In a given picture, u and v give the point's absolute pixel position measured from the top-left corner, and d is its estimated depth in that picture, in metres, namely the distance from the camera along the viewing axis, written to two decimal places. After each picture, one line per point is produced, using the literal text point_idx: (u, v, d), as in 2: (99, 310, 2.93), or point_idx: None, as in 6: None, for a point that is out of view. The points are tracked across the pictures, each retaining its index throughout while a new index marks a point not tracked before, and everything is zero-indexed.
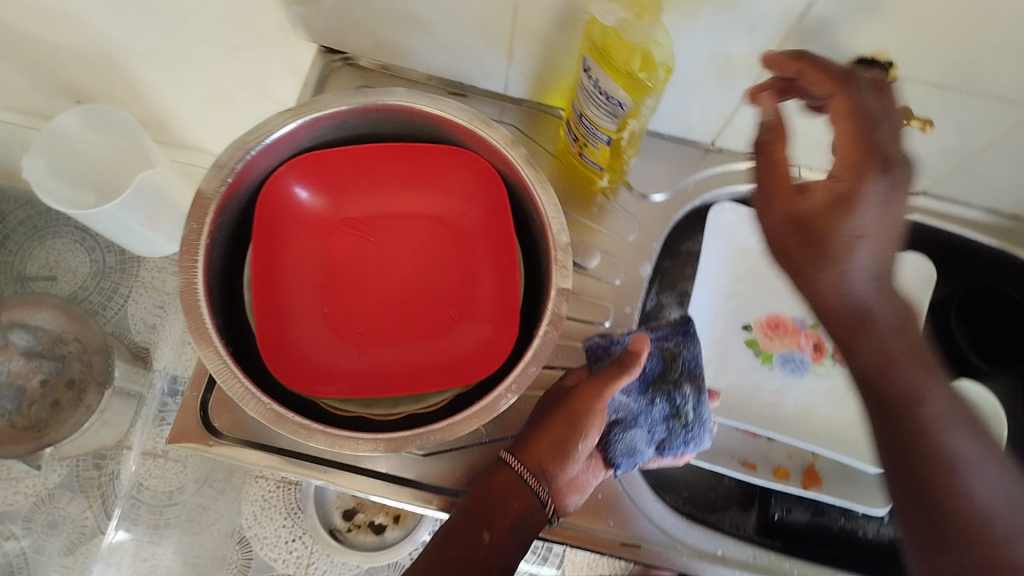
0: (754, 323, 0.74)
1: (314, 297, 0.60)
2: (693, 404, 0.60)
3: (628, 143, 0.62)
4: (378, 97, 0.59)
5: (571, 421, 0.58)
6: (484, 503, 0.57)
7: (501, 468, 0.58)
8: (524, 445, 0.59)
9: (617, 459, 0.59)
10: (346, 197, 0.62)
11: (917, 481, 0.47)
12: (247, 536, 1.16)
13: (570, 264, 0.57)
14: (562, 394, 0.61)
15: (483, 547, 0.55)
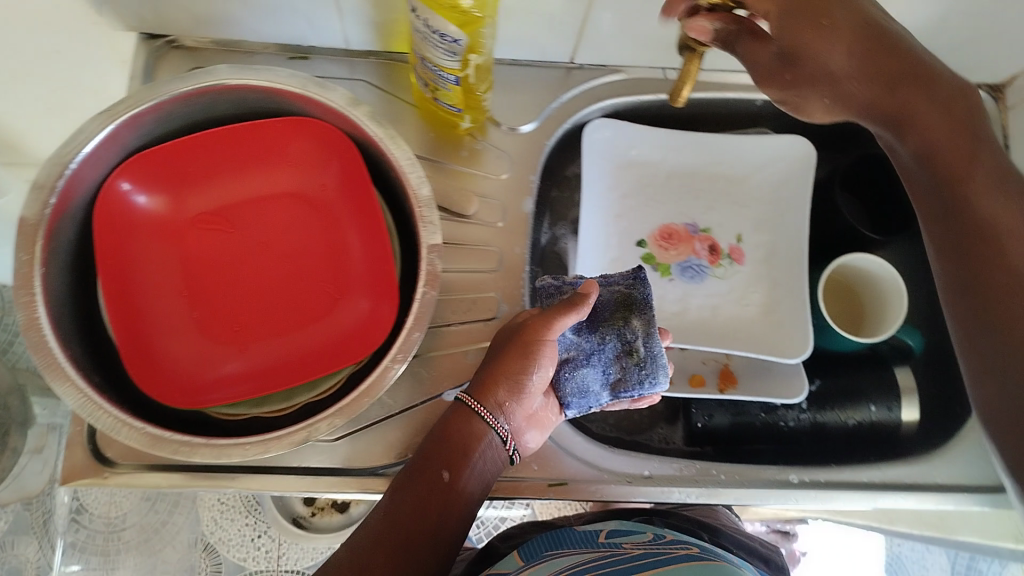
0: (647, 238, 0.73)
1: (180, 302, 0.57)
2: (644, 340, 0.57)
3: (477, 77, 0.59)
4: (200, 80, 0.55)
5: (524, 355, 0.54)
6: (436, 447, 0.54)
7: (458, 407, 0.56)
8: (478, 382, 0.56)
9: (568, 398, 0.58)
10: (191, 192, 0.58)
11: (966, 255, 0.50)
12: (211, 542, 1.06)
13: (436, 219, 0.55)
14: (514, 323, 0.58)
15: (443, 487, 0.53)
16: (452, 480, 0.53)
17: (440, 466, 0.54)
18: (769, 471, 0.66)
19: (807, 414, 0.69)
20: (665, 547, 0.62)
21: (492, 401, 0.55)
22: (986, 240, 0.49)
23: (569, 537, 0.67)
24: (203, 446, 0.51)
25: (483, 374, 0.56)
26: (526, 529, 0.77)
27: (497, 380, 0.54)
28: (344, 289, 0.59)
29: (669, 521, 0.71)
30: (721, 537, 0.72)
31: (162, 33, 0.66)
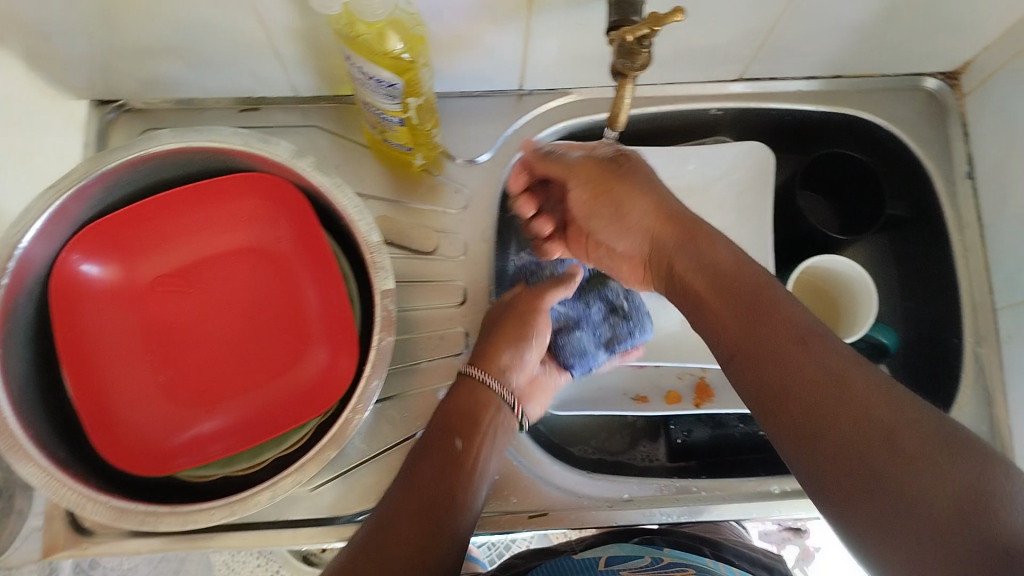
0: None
1: (143, 370, 0.57)
2: (626, 297, 0.67)
3: (423, 116, 0.59)
4: (142, 146, 0.55)
5: (520, 324, 0.61)
6: (445, 418, 0.56)
7: (464, 381, 0.59)
8: (479, 352, 0.61)
9: (569, 361, 0.66)
10: (144, 258, 0.58)
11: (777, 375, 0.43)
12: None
13: (388, 263, 0.55)
14: (504, 300, 0.64)
15: (457, 454, 0.54)
16: (464, 447, 0.55)
17: (452, 435, 0.55)
18: (750, 483, 0.66)
19: None
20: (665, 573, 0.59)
21: (496, 366, 0.60)
22: (782, 348, 0.44)
23: (569, 565, 0.64)
24: (170, 515, 0.50)
25: (484, 346, 0.61)
26: (528, 556, 0.74)
27: (502, 344, 0.60)
28: (304, 339, 0.58)
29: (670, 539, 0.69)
30: (721, 548, 0.70)
31: (112, 99, 0.66)
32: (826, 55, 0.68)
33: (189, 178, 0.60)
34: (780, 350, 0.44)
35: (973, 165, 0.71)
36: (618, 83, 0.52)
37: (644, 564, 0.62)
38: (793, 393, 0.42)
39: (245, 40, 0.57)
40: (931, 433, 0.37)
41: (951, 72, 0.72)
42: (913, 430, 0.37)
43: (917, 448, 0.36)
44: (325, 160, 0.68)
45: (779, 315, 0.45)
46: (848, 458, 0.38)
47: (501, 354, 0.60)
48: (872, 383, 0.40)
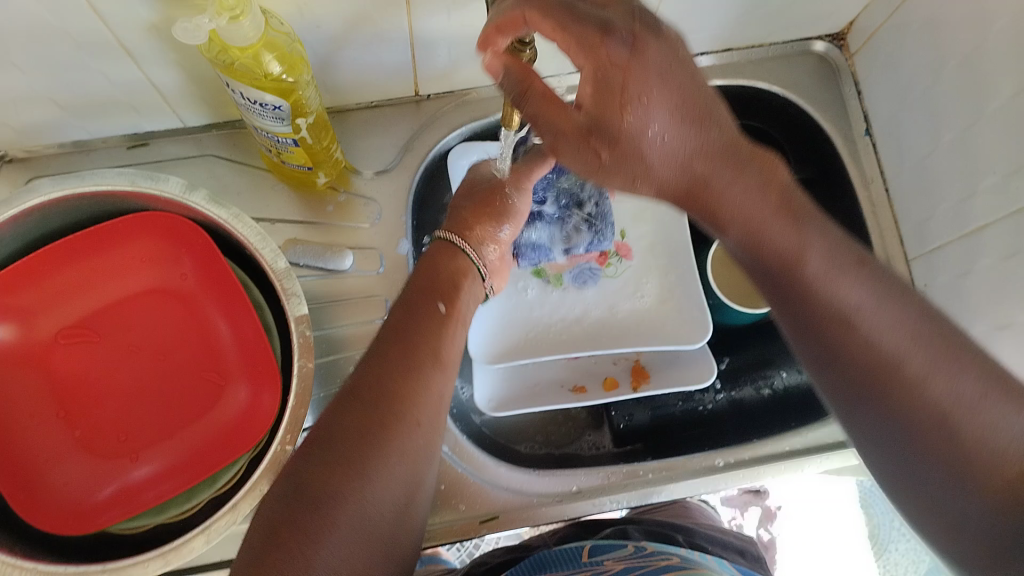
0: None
1: (57, 428, 0.54)
2: (596, 200, 0.69)
3: (316, 134, 0.58)
4: (25, 198, 0.52)
5: (500, 199, 0.62)
6: (431, 279, 0.55)
7: (443, 247, 0.59)
8: (456, 223, 0.61)
9: (522, 251, 0.70)
10: (42, 312, 0.55)
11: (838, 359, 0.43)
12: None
13: (299, 288, 0.54)
14: (482, 175, 0.64)
15: (440, 318, 0.52)
16: (445, 314, 0.53)
17: (434, 298, 0.53)
18: (696, 459, 0.66)
19: (723, 394, 0.72)
20: (646, 561, 0.59)
21: (472, 238, 0.60)
22: (840, 325, 0.43)
23: (553, 557, 0.64)
24: (102, 572, 0.49)
25: (462, 217, 0.61)
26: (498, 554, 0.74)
27: (479, 216, 0.61)
28: (223, 375, 0.57)
29: (645, 528, 0.70)
30: (695, 534, 0.71)
31: None
32: (714, 29, 0.68)
33: (80, 225, 0.57)
34: (836, 326, 0.43)
35: (870, 122, 0.72)
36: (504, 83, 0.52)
37: (627, 553, 0.62)
38: (858, 376, 0.43)
39: (121, 77, 0.56)
40: (985, 415, 0.39)
41: (837, 33, 0.73)
42: (975, 415, 0.39)
43: (985, 442, 0.39)
44: (227, 189, 0.66)
45: (830, 287, 0.43)
46: (909, 441, 0.41)
47: (477, 229, 0.61)
48: (922, 357, 0.41)
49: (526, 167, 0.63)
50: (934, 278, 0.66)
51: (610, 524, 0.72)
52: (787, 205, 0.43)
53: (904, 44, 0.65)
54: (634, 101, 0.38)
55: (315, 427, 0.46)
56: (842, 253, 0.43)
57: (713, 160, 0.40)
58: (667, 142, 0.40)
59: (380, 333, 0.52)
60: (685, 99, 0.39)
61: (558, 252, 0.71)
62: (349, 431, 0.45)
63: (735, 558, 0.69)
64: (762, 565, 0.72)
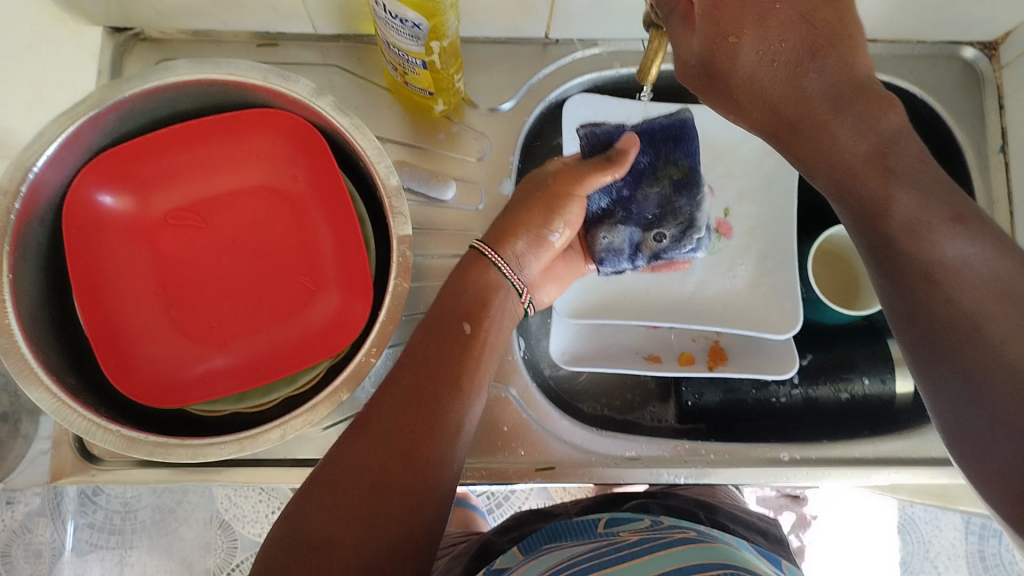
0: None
1: (155, 303, 0.56)
2: (689, 203, 0.64)
3: (446, 61, 0.57)
4: (158, 76, 0.54)
5: (547, 207, 0.59)
6: (459, 297, 0.55)
7: (474, 259, 0.58)
8: (494, 233, 0.59)
9: (601, 258, 0.65)
10: (157, 190, 0.57)
11: (907, 307, 0.43)
12: (228, 519, 0.96)
13: (406, 208, 0.54)
14: (543, 174, 0.61)
15: (465, 341, 0.53)
16: (474, 336, 0.53)
17: (461, 318, 0.53)
18: (760, 449, 0.66)
19: (799, 389, 0.69)
20: (661, 533, 0.59)
21: (506, 248, 0.58)
22: (913, 274, 0.42)
23: (566, 529, 0.64)
24: (180, 447, 0.51)
25: (501, 225, 0.59)
26: (527, 519, 0.74)
27: (522, 224, 0.59)
28: (318, 281, 0.58)
29: (665, 504, 0.69)
30: (717, 513, 0.70)
31: (127, 26, 0.65)
32: (864, 17, 0.66)
33: (204, 111, 0.59)
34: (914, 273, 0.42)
35: (1006, 139, 0.69)
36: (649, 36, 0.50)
37: (642, 526, 0.62)
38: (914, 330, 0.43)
39: None
40: None
41: (990, 42, 0.70)
42: None
43: None
44: (344, 101, 0.66)
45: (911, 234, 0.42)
46: (976, 404, 0.39)
47: (517, 239, 0.58)
48: None
49: (587, 173, 0.60)
50: None
51: (634, 498, 0.71)
52: (880, 159, 0.44)
53: None
54: (727, 37, 0.43)
55: (331, 455, 0.47)
56: (935, 194, 0.42)
57: (808, 100, 0.45)
58: (760, 73, 0.44)
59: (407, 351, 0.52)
60: (789, 33, 0.44)
61: (639, 264, 0.65)
62: (370, 435, 0.47)
63: (758, 537, 0.69)
64: (785, 547, 0.71)
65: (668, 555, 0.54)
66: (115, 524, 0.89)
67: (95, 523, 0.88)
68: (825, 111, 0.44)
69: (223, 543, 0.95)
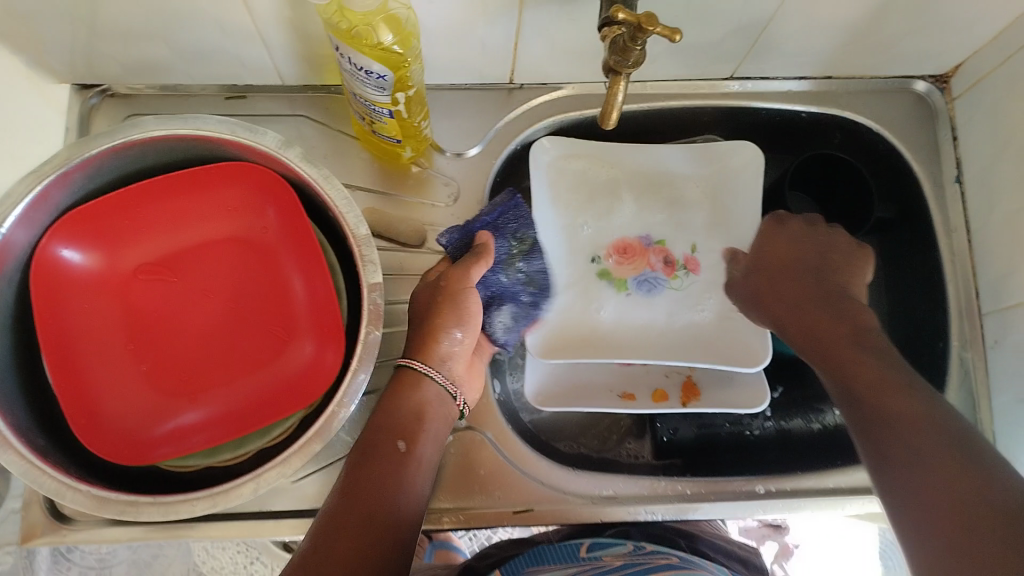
0: (600, 252, 0.73)
1: (125, 360, 0.56)
2: (541, 269, 0.69)
3: (412, 109, 0.58)
4: (126, 133, 0.54)
5: (455, 309, 0.59)
6: (390, 416, 0.54)
7: (403, 374, 0.57)
8: (417, 342, 0.59)
9: (500, 339, 0.65)
10: (125, 245, 0.57)
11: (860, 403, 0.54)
12: (205, 572, 0.97)
13: (377, 256, 0.55)
14: (433, 284, 0.61)
15: (401, 458, 0.53)
16: (409, 451, 0.53)
17: (397, 437, 0.54)
18: (736, 483, 0.66)
19: (772, 422, 0.72)
20: (643, 559, 0.60)
21: (435, 356, 0.58)
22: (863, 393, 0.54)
23: (551, 553, 0.64)
24: (151, 505, 0.50)
25: (422, 331, 0.59)
26: (505, 545, 0.74)
27: (440, 326, 0.58)
28: (290, 331, 0.58)
29: (647, 532, 0.70)
30: (698, 540, 0.71)
31: (94, 83, 0.65)
32: (820, 55, 0.67)
33: (172, 165, 0.59)
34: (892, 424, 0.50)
35: (961, 169, 0.71)
36: (612, 80, 0.52)
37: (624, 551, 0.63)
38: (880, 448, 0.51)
39: (231, 27, 0.57)
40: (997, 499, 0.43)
41: (941, 75, 0.72)
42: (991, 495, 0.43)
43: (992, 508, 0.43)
44: (312, 150, 0.67)
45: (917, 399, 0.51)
46: (894, 455, 0.49)
47: (440, 343, 0.58)
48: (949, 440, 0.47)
49: (464, 265, 0.60)
50: (1006, 335, 0.65)
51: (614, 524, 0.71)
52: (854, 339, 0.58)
53: (1009, 95, 0.64)
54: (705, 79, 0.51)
55: (314, 531, 0.47)
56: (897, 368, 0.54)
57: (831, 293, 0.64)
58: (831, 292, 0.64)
59: (349, 465, 0.52)
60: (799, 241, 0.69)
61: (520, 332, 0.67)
62: (342, 551, 0.46)
63: (736, 566, 0.70)
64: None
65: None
66: None
67: None
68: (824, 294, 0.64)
69: None
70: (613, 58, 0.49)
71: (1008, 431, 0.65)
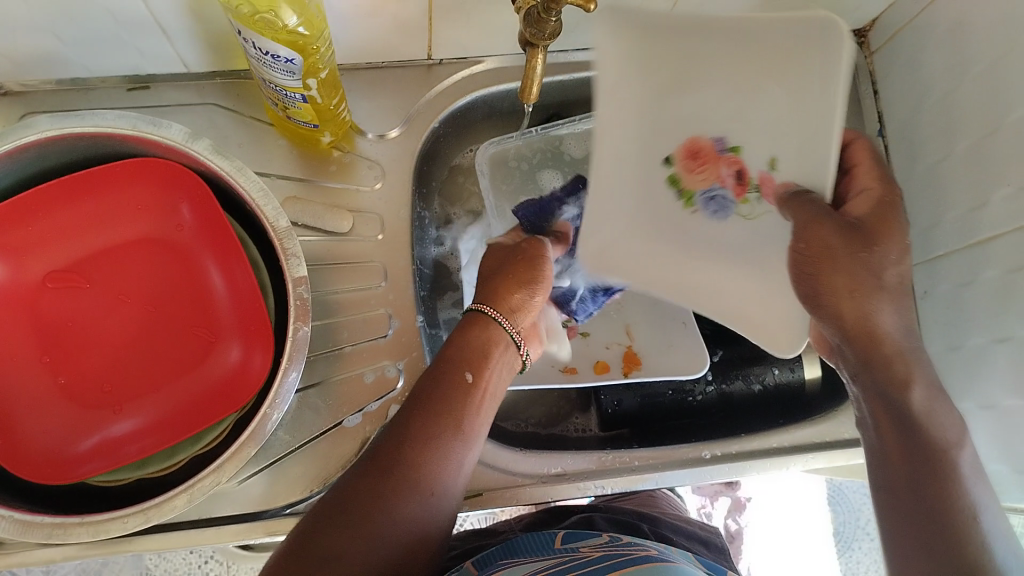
0: (671, 154, 0.62)
1: (42, 375, 0.53)
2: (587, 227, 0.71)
3: (326, 92, 0.56)
4: (20, 135, 0.51)
5: (529, 269, 0.60)
6: (463, 348, 0.56)
7: (476, 318, 0.58)
8: (491, 289, 0.60)
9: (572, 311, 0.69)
10: (30, 254, 0.54)
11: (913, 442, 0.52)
12: (160, 574, 0.92)
13: (299, 249, 0.53)
14: (509, 250, 0.62)
15: (466, 390, 0.54)
16: (473, 386, 0.55)
17: (462, 369, 0.55)
18: (682, 450, 0.66)
19: (713, 387, 0.70)
20: (625, 550, 0.58)
21: (506, 305, 0.59)
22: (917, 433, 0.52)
23: (522, 545, 0.62)
24: (79, 525, 0.48)
25: (500, 282, 0.60)
26: (468, 538, 0.73)
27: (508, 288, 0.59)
28: (214, 332, 0.56)
29: (610, 518, 0.71)
30: (659, 524, 0.73)
31: None
32: None
33: (73, 164, 0.55)
34: (925, 481, 0.51)
35: (883, 122, 0.71)
36: (530, 52, 0.51)
37: (600, 541, 0.62)
38: (895, 481, 0.52)
39: (125, 15, 0.54)
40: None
41: (860, 29, 0.72)
42: None
43: None
44: (227, 140, 0.64)
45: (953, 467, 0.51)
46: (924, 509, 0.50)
47: (513, 295, 0.59)
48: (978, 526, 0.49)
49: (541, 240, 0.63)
50: (933, 286, 0.66)
51: (576, 512, 0.73)
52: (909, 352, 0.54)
53: (926, 47, 0.64)
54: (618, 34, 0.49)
55: (355, 467, 0.51)
56: (941, 425, 0.52)
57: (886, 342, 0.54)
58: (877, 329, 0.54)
59: (415, 392, 0.54)
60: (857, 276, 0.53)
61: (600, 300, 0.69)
62: (373, 489, 0.49)
63: (698, 547, 0.71)
64: (726, 556, 0.74)
65: (642, 570, 0.52)
66: None
67: None
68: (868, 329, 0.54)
69: None
70: (530, 33, 0.48)
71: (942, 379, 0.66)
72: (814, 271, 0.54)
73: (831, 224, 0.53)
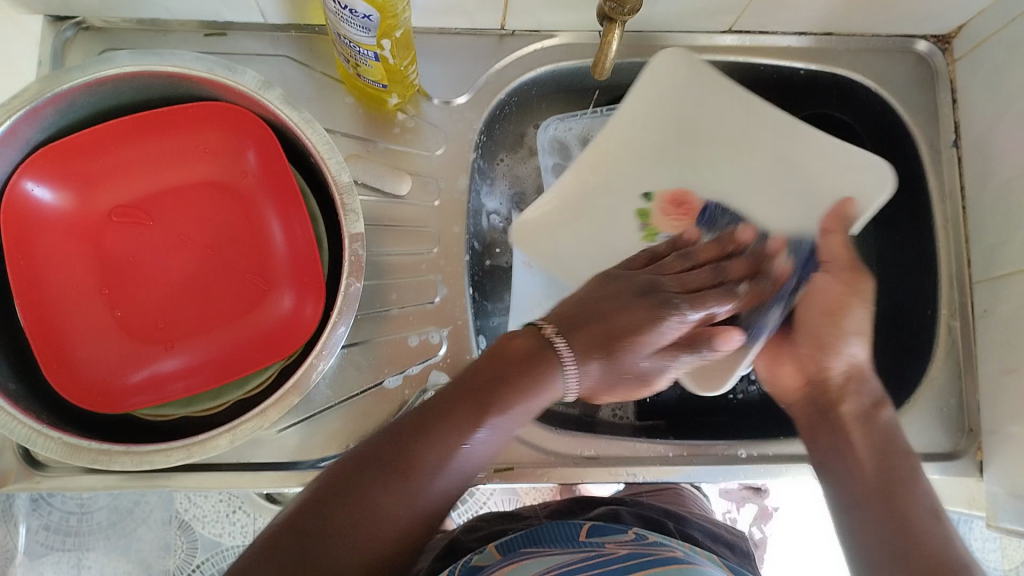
0: (655, 191, 0.64)
1: (98, 306, 0.54)
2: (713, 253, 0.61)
3: (398, 53, 0.56)
4: (97, 68, 0.52)
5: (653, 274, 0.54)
6: (525, 383, 0.45)
7: (528, 334, 0.47)
8: (572, 318, 0.48)
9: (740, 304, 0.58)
10: (98, 187, 0.55)
11: (883, 443, 0.53)
12: (187, 519, 0.93)
13: (358, 206, 0.54)
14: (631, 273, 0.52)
15: (502, 430, 0.45)
16: (512, 423, 0.45)
17: (512, 407, 0.45)
18: (719, 446, 0.65)
19: (756, 386, 0.72)
20: (650, 550, 0.57)
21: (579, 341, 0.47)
22: (896, 445, 0.53)
23: (546, 535, 0.62)
24: (124, 453, 0.49)
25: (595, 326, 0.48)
26: (491, 520, 0.73)
27: (586, 350, 0.47)
28: (268, 281, 0.57)
29: (636, 513, 0.71)
30: (686, 523, 0.72)
31: (69, 14, 0.62)
32: (819, 9, 0.65)
33: (148, 104, 0.57)
34: (898, 488, 0.51)
35: (959, 133, 0.69)
36: (607, 26, 0.53)
37: (626, 538, 0.61)
38: (866, 496, 0.51)
39: None
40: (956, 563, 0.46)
41: (944, 36, 0.71)
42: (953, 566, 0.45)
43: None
44: (295, 93, 0.65)
45: (921, 478, 0.52)
46: (889, 496, 0.50)
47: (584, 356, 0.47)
48: (927, 500, 0.50)
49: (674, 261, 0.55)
50: (996, 305, 0.65)
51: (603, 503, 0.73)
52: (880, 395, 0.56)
53: (1012, 57, 0.63)
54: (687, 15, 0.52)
55: (355, 457, 0.43)
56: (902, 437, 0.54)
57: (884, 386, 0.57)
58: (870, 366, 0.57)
59: (444, 397, 0.45)
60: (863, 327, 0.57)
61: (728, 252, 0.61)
62: (382, 502, 0.41)
63: (724, 550, 0.71)
64: (750, 561, 0.73)
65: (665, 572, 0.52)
66: (70, 526, 0.88)
67: (50, 523, 0.87)
68: (853, 375, 0.57)
69: (182, 544, 0.92)
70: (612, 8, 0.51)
71: (993, 402, 0.65)
72: (824, 322, 0.57)
73: (862, 274, 0.57)
